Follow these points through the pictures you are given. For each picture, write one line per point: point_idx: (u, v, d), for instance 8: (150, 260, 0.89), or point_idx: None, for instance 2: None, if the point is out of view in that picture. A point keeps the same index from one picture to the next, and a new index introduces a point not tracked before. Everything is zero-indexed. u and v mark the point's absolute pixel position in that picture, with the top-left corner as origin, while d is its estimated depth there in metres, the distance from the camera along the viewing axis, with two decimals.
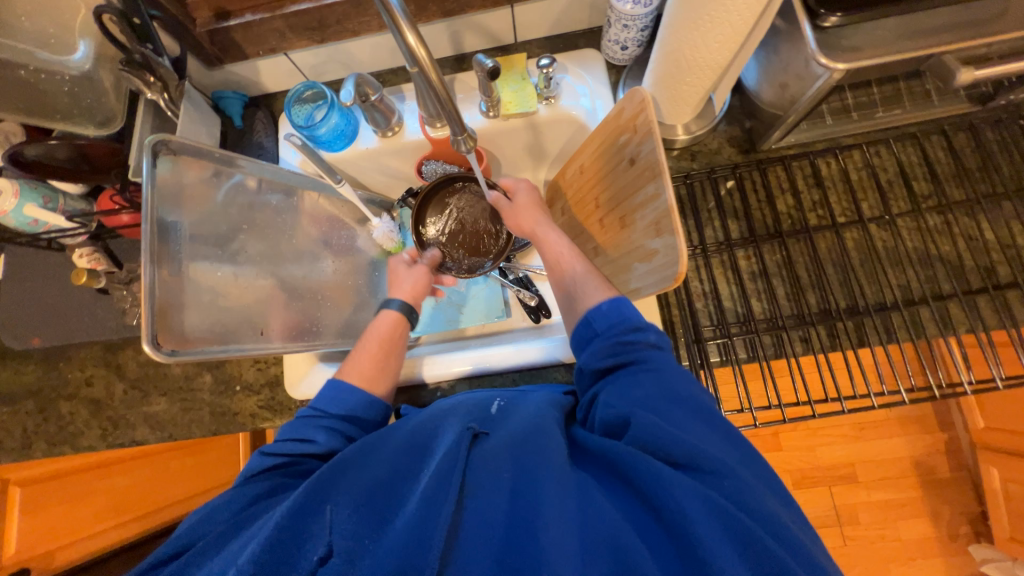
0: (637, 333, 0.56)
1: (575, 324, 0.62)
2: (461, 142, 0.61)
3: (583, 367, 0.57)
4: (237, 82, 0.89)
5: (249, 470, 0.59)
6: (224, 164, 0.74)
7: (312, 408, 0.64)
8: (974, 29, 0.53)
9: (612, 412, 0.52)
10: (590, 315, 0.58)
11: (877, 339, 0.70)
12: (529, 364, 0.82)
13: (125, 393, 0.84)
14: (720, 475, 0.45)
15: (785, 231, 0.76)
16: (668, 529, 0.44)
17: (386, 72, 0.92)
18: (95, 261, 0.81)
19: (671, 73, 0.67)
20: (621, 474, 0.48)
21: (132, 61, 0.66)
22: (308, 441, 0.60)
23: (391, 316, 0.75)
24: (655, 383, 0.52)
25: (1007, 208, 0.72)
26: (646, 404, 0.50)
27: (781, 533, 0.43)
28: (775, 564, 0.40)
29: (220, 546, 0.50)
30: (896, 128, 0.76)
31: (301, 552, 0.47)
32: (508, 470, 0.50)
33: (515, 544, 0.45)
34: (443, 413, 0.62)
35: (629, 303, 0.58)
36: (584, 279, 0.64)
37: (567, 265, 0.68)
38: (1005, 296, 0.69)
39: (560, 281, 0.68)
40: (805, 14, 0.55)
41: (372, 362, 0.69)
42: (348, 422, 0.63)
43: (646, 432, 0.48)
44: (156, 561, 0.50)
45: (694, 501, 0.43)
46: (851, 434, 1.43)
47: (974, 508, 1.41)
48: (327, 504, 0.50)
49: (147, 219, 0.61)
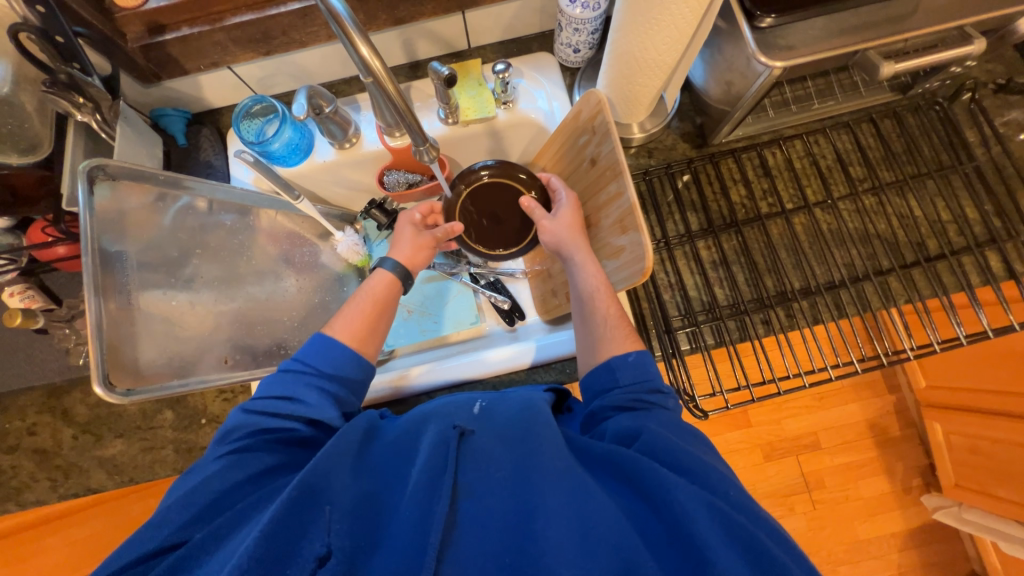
0: (658, 393, 0.58)
1: (593, 367, 0.62)
2: (423, 153, 0.61)
3: (597, 407, 0.59)
4: (178, 99, 0.84)
5: (234, 437, 0.55)
6: (169, 186, 0.70)
7: (297, 363, 0.61)
8: (890, 26, 0.58)
9: (621, 429, 0.54)
10: (615, 363, 0.60)
11: (829, 315, 0.75)
12: (526, 363, 0.82)
13: (75, 440, 0.77)
14: (722, 483, 0.48)
15: (740, 220, 0.80)
16: (666, 523, 0.46)
17: (338, 82, 0.90)
18: (29, 299, 0.75)
19: (623, 74, 0.69)
20: (620, 472, 0.50)
21: (57, 82, 0.60)
22: (299, 401, 0.58)
23: (383, 276, 0.72)
24: (662, 416, 0.55)
25: (931, 186, 0.79)
26: (654, 423, 0.53)
27: (769, 530, 0.46)
28: (771, 559, 0.43)
29: (211, 548, 0.47)
30: (831, 118, 0.81)
31: (297, 550, 0.45)
32: (504, 469, 0.51)
33: (516, 545, 0.46)
34: (425, 415, 0.60)
35: (654, 364, 0.60)
36: (608, 327, 0.63)
37: (589, 302, 0.66)
38: (936, 267, 0.75)
39: (584, 320, 0.66)
40: (743, 16, 0.58)
41: (363, 321, 0.67)
42: (337, 384, 0.62)
43: (653, 442, 0.50)
44: (149, 553, 0.46)
45: (693, 499, 0.45)
46: (812, 404, 1.53)
47: (923, 461, 1.54)
48: (323, 505, 0.48)
49: (87, 250, 0.57)
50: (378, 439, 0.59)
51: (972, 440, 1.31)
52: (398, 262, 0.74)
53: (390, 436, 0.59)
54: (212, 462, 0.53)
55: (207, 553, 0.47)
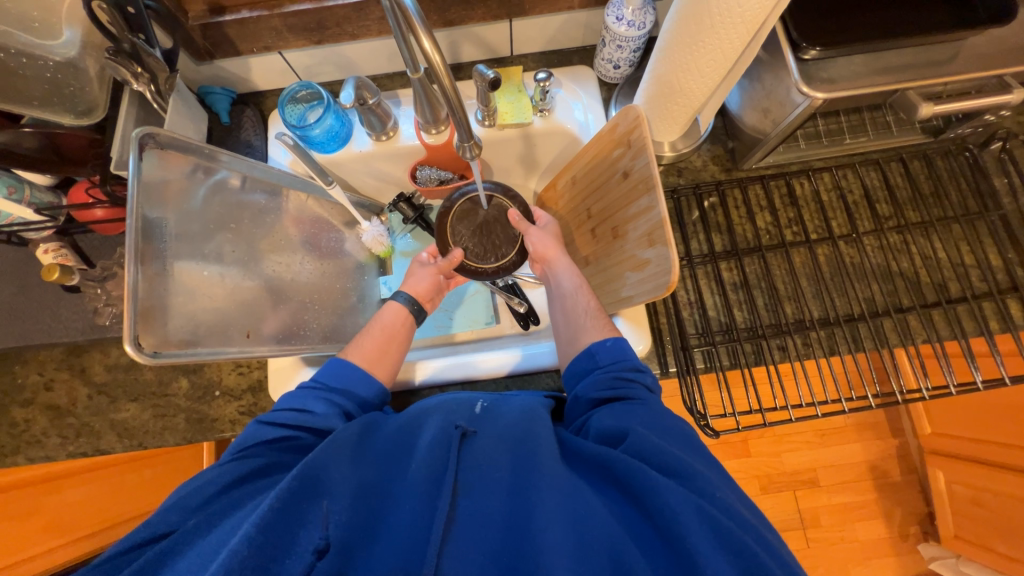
0: (635, 382, 0.60)
1: (574, 356, 0.66)
2: (467, 150, 0.61)
3: (581, 394, 0.61)
4: (226, 78, 0.87)
5: (242, 444, 0.57)
6: (208, 160, 0.72)
7: (312, 380, 0.64)
8: (931, 70, 0.59)
9: (606, 429, 0.54)
10: (594, 348, 0.64)
11: (846, 348, 0.75)
12: (504, 372, 0.83)
13: (90, 400, 0.78)
14: (711, 486, 0.48)
15: (764, 245, 0.81)
16: (658, 529, 0.46)
17: (381, 76, 0.92)
18: (63, 258, 0.77)
19: (664, 93, 0.71)
20: (615, 476, 0.50)
21: (120, 50, 0.63)
22: (307, 412, 0.59)
23: (394, 307, 0.77)
24: (647, 411, 0.56)
25: (957, 231, 0.79)
26: (641, 424, 0.54)
27: (758, 535, 0.46)
28: (759, 567, 0.43)
29: (207, 528, 0.48)
30: (860, 155, 0.83)
31: (294, 541, 0.46)
32: (503, 469, 0.52)
33: (512, 543, 0.47)
34: (425, 411, 0.63)
35: (630, 348, 0.64)
36: (589, 317, 0.69)
37: (571, 299, 0.72)
38: (956, 310, 0.75)
39: (566, 312, 0.72)
40: (789, 46, 0.60)
41: (375, 347, 0.71)
42: (346, 398, 0.63)
43: (639, 444, 0.51)
44: (142, 540, 0.48)
45: (683, 503, 0.45)
46: (814, 439, 1.52)
47: (922, 509, 1.52)
48: (321, 500, 0.49)
49: (131, 216, 0.59)
50: (380, 429, 0.60)
51: (975, 492, 1.29)
52: (411, 296, 0.79)
53: (391, 427, 0.60)
54: (215, 465, 0.54)
55: (200, 536, 0.48)
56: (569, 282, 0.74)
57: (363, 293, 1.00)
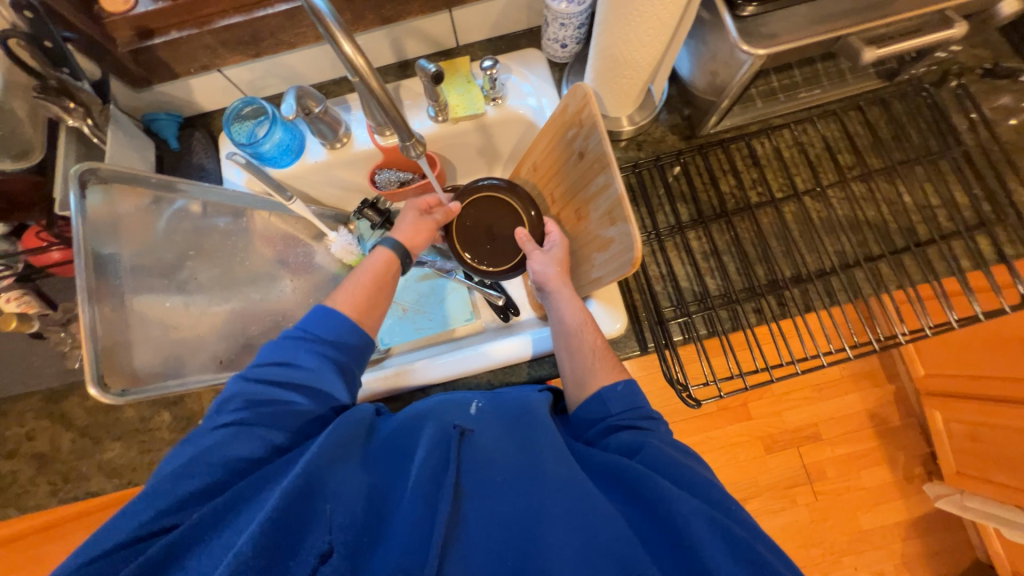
0: (649, 419, 0.59)
1: (582, 401, 0.63)
2: (410, 148, 0.60)
3: (593, 436, 0.60)
4: (169, 103, 0.85)
5: (233, 401, 0.55)
6: (163, 190, 0.71)
7: (298, 329, 0.62)
8: (873, 12, 0.58)
9: (622, 443, 0.55)
10: (603, 394, 0.60)
11: (820, 303, 0.75)
12: (526, 356, 0.82)
13: (74, 443, 0.78)
14: (721, 499, 0.49)
15: (730, 210, 0.80)
16: (667, 536, 0.47)
17: (328, 83, 0.90)
18: (25, 305, 0.75)
19: (609, 68, 0.70)
20: (623, 482, 0.51)
21: (47, 87, 0.62)
22: (295, 366, 0.58)
23: (382, 253, 0.74)
24: (660, 435, 0.57)
25: (920, 173, 0.79)
26: (656, 439, 0.55)
27: (769, 545, 0.47)
28: (769, 569, 0.44)
29: (211, 527, 0.48)
30: (819, 107, 0.81)
31: (302, 544, 0.47)
32: (506, 472, 0.52)
33: (518, 545, 0.48)
34: (425, 410, 0.62)
35: (642, 391, 0.61)
36: (596, 358, 0.65)
37: (576, 336, 0.68)
38: (926, 253, 0.75)
39: (568, 349, 0.68)
40: (726, 6, 0.58)
41: (364, 295, 0.68)
42: (335, 348, 0.62)
43: (654, 457, 0.52)
44: (147, 533, 0.47)
45: (697, 515, 0.46)
46: (811, 395, 1.53)
47: (924, 450, 1.54)
48: (325, 505, 0.49)
49: (81, 254, 0.58)
50: (377, 437, 0.60)
51: (973, 428, 1.31)
52: (398, 241, 0.75)
53: (387, 430, 0.61)
54: (208, 434, 0.53)
55: (206, 535, 0.48)
56: (570, 318, 0.69)
57: None
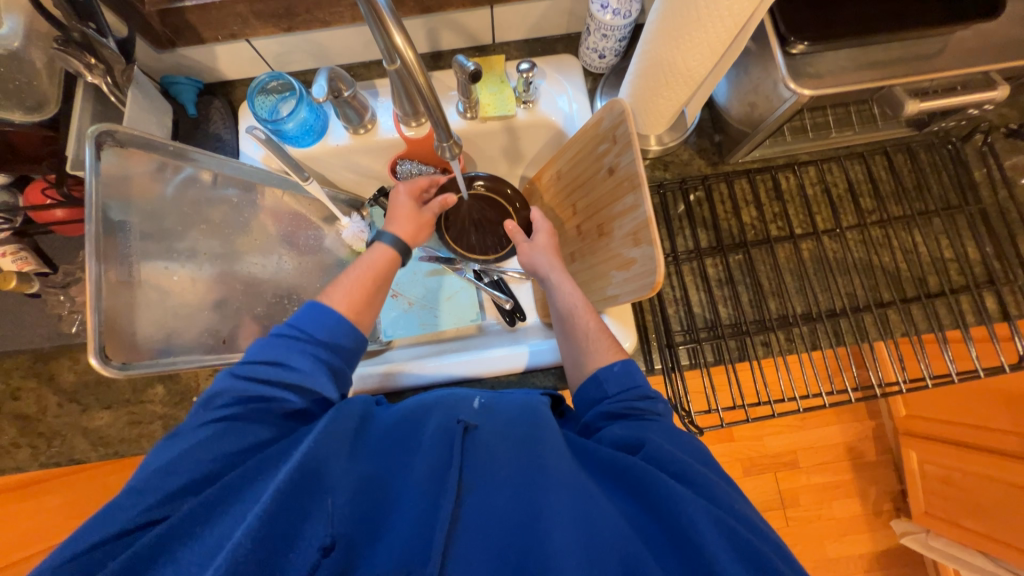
0: (647, 399, 0.58)
1: (581, 382, 0.63)
2: (446, 149, 0.59)
3: (591, 419, 0.59)
4: (190, 67, 0.82)
5: (220, 401, 0.54)
6: (175, 157, 0.68)
7: (287, 327, 0.60)
8: (919, 66, 0.58)
9: (619, 438, 0.54)
10: (601, 374, 0.61)
11: (827, 342, 0.76)
12: (519, 367, 0.82)
13: (60, 408, 0.76)
14: (724, 496, 0.48)
15: (749, 241, 0.80)
16: (670, 534, 0.46)
17: (357, 65, 0.88)
18: (22, 261, 0.73)
19: (650, 85, 0.69)
20: (625, 480, 0.50)
21: (70, 40, 0.58)
22: (288, 366, 0.57)
23: (381, 250, 0.73)
24: (662, 426, 0.55)
25: (937, 224, 0.80)
26: (657, 433, 0.54)
27: (773, 544, 0.47)
28: (772, 570, 0.43)
29: (203, 522, 0.46)
30: (845, 148, 0.82)
31: (300, 533, 0.45)
32: (507, 467, 0.52)
33: (519, 544, 0.46)
34: (429, 403, 0.61)
35: (639, 370, 0.60)
36: (593, 341, 0.65)
37: (573, 321, 0.68)
38: (936, 304, 0.76)
39: (566, 335, 0.68)
40: (777, 41, 0.58)
41: (359, 295, 0.67)
42: (330, 351, 0.61)
43: (656, 453, 0.51)
44: (131, 527, 0.46)
45: (703, 516, 0.45)
46: (795, 423, 1.56)
47: (895, 487, 1.58)
48: (326, 496, 0.48)
49: (91, 216, 0.57)
50: (379, 425, 0.59)
51: (945, 472, 1.34)
52: (398, 236, 0.75)
53: (383, 423, 0.60)
54: (199, 428, 0.52)
55: (199, 525, 0.46)
56: (568, 304, 0.69)
57: None
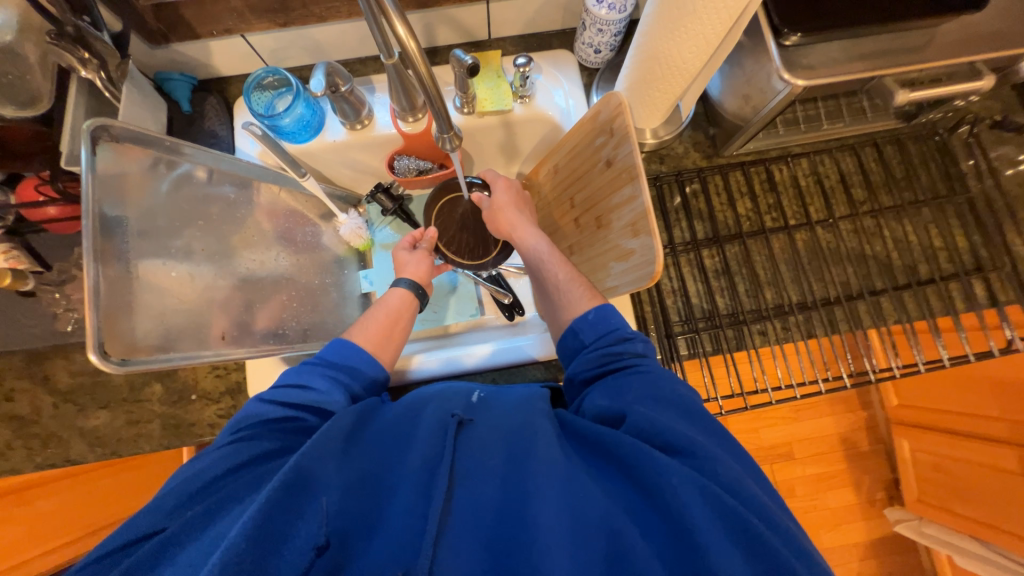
0: (625, 342, 0.59)
1: (562, 335, 0.64)
2: (446, 141, 0.60)
3: (574, 371, 0.61)
4: (184, 63, 0.81)
5: (241, 424, 0.55)
6: (169, 153, 0.67)
7: (316, 357, 0.63)
8: (907, 56, 0.60)
9: (603, 409, 0.54)
10: (576, 324, 0.62)
11: (822, 330, 0.77)
12: (511, 360, 0.82)
13: (56, 408, 0.75)
14: (714, 464, 0.47)
15: (745, 231, 0.82)
16: (660, 511, 0.46)
17: (353, 61, 0.88)
18: (14, 259, 0.71)
19: (646, 76, 0.69)
20: (615, 459, 0.51)
21: (64, 34, 0.58)
22: (307, 387, 0.58)
23: (398, 292, 0.75)
24: (646, 384, 0.55)
25: (926, 214, 0.82)
26: (640, 401, 0.53)
27: (766, 515, 0.46)
28: (762, 542, 0.43)
29: (201, 527, 0.47)
30: (837, 140, 0.84)
31: (292, 534, 0.45)
32: (498, 458, 0.52)
33: (508, 529, 0.47)
34: (424, 398, 0.61)
35: (615, 314, 0.61)
36: (569, 288, 0.66)
37: (549, 272, 0.69)
38: (925, 291, 0.78)
39: (544, 288, 0.70)
40: (770, 32, 0.59)
41: (378, 329, 0.69)
42: (349, 376, 0.62)
43: (640, 424, 0.50)
44: (138, 536, 0.46)
45: (688, 486, 0.45)
46: (790, 415, 1.58)
47: (888, 476, 1.60)
48: (319, 496, 0.48)
49: (86, 214, 0.55)
50: (376, 417, 0.58)
51: (936, 459, 1.37)
52: (413, 281, 0.77)
53: (390, 412, 0.59)
54: (214, 450, 0.53)
55: (197, 532, 0.46)
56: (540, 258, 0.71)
57: (343, 287, 0.97)
